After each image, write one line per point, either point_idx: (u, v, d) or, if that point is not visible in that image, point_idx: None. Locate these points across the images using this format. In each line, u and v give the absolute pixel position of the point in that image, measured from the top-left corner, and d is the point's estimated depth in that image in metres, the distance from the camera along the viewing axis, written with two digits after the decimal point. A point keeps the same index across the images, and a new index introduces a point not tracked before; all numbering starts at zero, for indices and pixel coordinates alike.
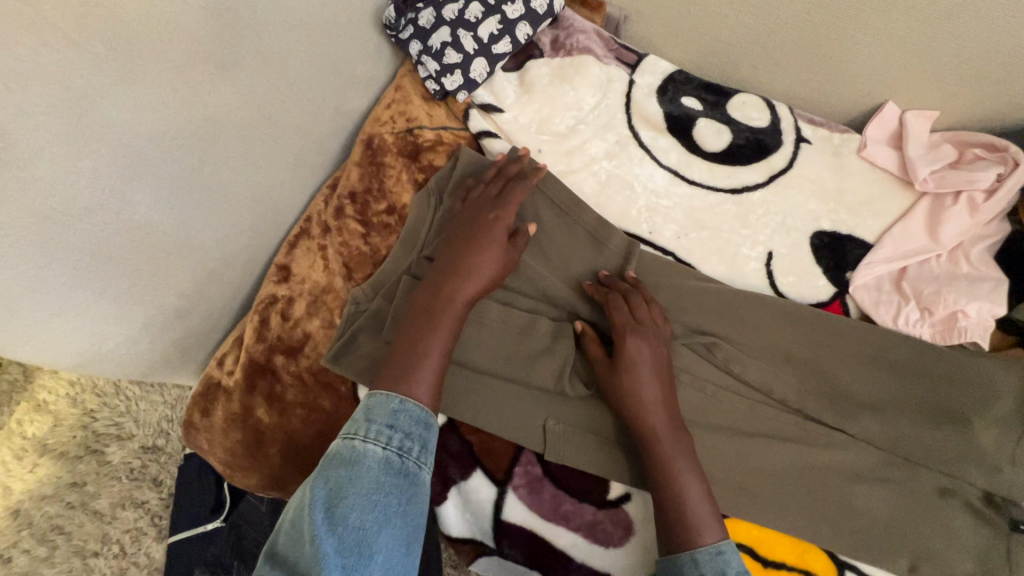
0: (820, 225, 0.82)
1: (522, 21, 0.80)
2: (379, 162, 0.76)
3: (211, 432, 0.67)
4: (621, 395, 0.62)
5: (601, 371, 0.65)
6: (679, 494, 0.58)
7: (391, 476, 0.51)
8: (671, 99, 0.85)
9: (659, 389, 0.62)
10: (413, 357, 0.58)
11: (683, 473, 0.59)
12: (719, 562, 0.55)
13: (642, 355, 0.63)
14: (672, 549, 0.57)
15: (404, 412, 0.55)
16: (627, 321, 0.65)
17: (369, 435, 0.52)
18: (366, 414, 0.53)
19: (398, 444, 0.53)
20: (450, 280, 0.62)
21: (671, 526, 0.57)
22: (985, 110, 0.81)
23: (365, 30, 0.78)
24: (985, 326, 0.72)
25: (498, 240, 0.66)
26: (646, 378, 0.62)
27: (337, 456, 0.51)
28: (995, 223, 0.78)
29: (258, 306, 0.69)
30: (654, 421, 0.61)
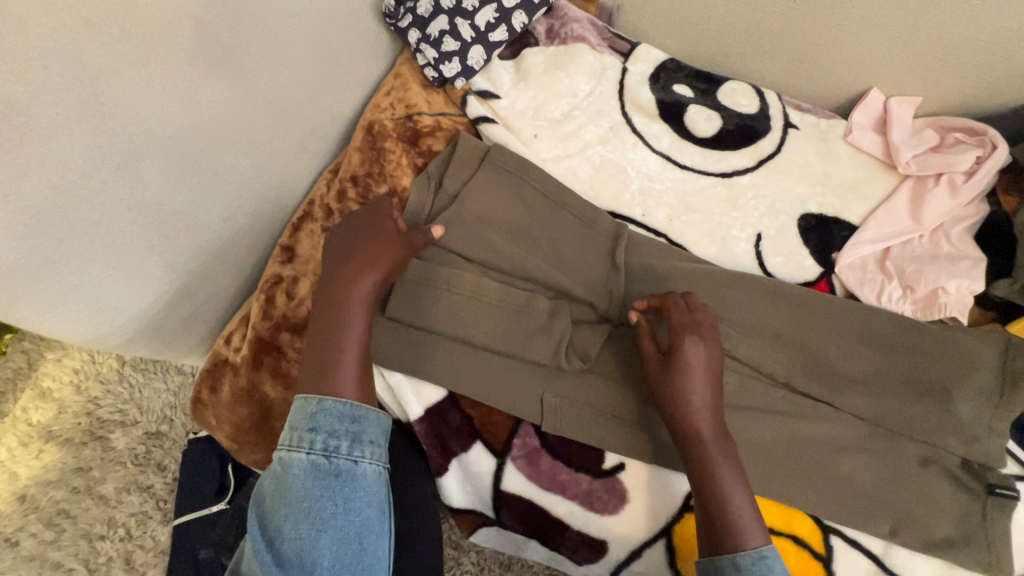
0: (807, 208, 0.85)
1: (518, 10, 0.82)
2: (380, 147, 0.78)
3: (219, 407, 0.69)
4: (672, 393, 0.62)
5: (653, 366, 0.65)
6: (724, 498, 0.58)
7: (320, 479, 0.51)
8: (663, 86, 0.88)
9: (709, 393, 0.62)
10: (328, 359, 0.57)
11: (727, 478, 0.59)
12: (762, 568, 0.54)
13: (697, 357, 0.63)
14: (715, 552, 0.56)
15: (325, 412, 0.54)
16: (687, 323, 0.65)
17: (293, 445, 0.53)
18: (287, 424, 0.54)
19: (323, 445, 0.53)
20: (342, 279, 0.62)
21: (714, 528, 0.57)
22: (965, 96, 0.84)
23: (365, 19, 0.80)
24: (965, 303, 0.74)
25: (385, 235, 0.65)
26: (696, 379, 0.62)
27: (270, 472, 0.53)
28: (974, 204, 0.81)
29: (263, 286, 0.71)
30: (702, 423, 0.61)
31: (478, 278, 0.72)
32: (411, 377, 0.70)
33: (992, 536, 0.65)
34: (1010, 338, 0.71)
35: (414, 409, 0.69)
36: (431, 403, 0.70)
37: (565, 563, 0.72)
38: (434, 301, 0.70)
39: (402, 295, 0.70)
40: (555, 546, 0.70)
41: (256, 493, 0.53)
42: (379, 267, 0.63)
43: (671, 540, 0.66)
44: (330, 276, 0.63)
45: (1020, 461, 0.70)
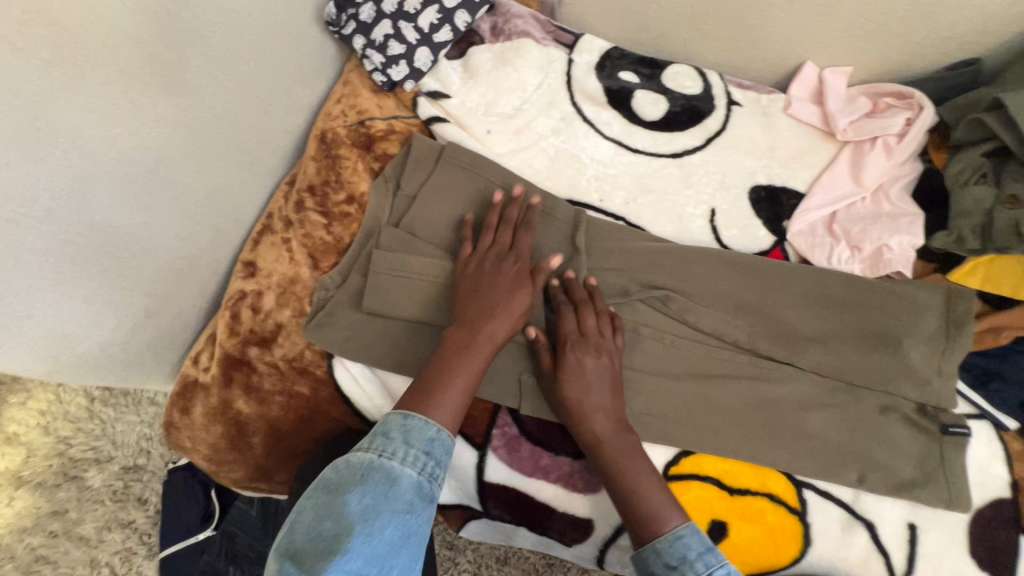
0: (756, 180, 0.88)
1: (459, 9, 0.83)
2: (335, 155, 0.79)
3: (193, 429, 0.68)
4: (565, 401, 0.65)
5: (546, 376, 0.67)
6: (633, 493, 0.60)
7: (420, 501, 0.53)
8: (609, 74, 0.90)
9: (603, 397, 0.65)
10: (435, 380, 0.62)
11: (633, 472, 0.61)
12: (680, 548, 0.56)
13: (582, 363, 0.66)
14: (647, 541, 0.58)
15: (440, 441, 0.57)
16: (572, 333, 0.68)
17: (410, 459, 0.54)
18: (410, 438, 0.55)
19: (430, 471, 0.55)
20: (491, 306, 0.67)
21: (632, 521, 0.59)
22: (892, 62, 0.88)
23: (309, 29, 0.80)
24: (908, 258, 0.79)
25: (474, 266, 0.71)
26: (587, 385, 0.65)
27: (381, 472, 0.53)
28: (910, 163, 0.85)
29: (227, 302, 0.70)
30: (598, 426, 0.63)
31: (448, 263, 0.72)
32: (379, 371, 0.68)
33: (951, 472, 0.69)
34: (951, 285, 0.75)
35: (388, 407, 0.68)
36: None
37: (555, 546, 0.73)
38: (408, 293, 0.70)
39: (370, 293, 0.69)
40: (543, 529, 0.71)
41: (343, 481, 0.52)
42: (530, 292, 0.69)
43: None
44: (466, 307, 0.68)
45: (971, 400, 0.74)
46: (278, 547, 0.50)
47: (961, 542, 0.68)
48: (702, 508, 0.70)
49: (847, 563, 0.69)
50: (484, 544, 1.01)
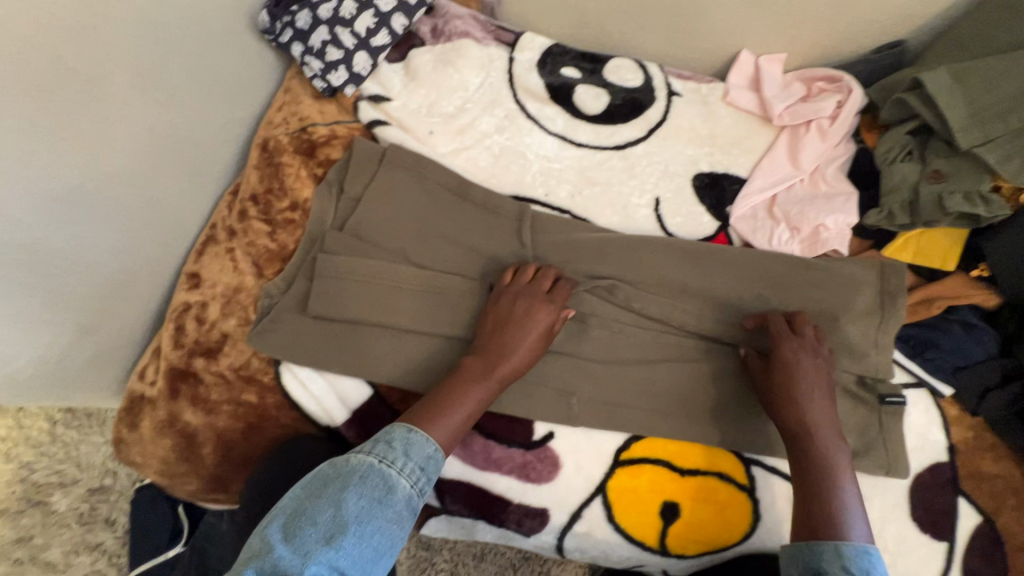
0: (699, 168, 0.90)
1: (396, 13, 0.83)
2: (277, 162, 0.79)
3: (142, 444, 0.68)
4: (778, 400, 0.67)
5: (760, 375, 0.70)
6: (823, 503, 0.60)
7: (408, 513, 0.54)
8: (551, 71, 0.92)
9: (818, 388, 0.66)
10: (447, 406, 0.62)
11: (829, 478, 0.62)
12: (867, 561, 0.55)
13: (799, 357, 0.68)
14: (810, 540, 0.58)
15: (434, 460, 0.58)
16: (784, 333, 0.71)
17: (405, 471, 0.55)
18: (408, 450, 0.56)
19: (421, 486, 0.56)
20: (507, 340, 0.67)
21: (810, 521, 0.59)
22: (822, 47, 0.91)
23: (244, 38, 0.80)
24: (843, 236, 0.81)
25: (516, 303, 0.69)
26: (802, 377, 0.67)
27: (378, 479, 0.53)
28: (844, 144, 0.88)
29: (172, 315, 0.70)
30: (808, 415, 0.65)
31: (392, 264, 0.72)
32: (327, 374, 0.69)
33: (888, 440, 0.72)
34: (883, 261, 0.78)
35: (340, 413, 0.69)
36: (358, 402, 0.69)
37: (516, 538, 0.74)
38: (352, 296, 0.70)
39: (316, 297, 0.69)
40: (501, 522, 0.72)
41: (342, 481, 0.53)
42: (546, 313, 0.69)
43: (607, 496, 0.71)
44: (479, 340, 0.68)
45: (906, 370, 0.77)
46: (267, 527, 0.51)
47: (902, 506, 0.71)
48: (654, 490, 0.71)
49: None
50: (459, 543, 1.01)
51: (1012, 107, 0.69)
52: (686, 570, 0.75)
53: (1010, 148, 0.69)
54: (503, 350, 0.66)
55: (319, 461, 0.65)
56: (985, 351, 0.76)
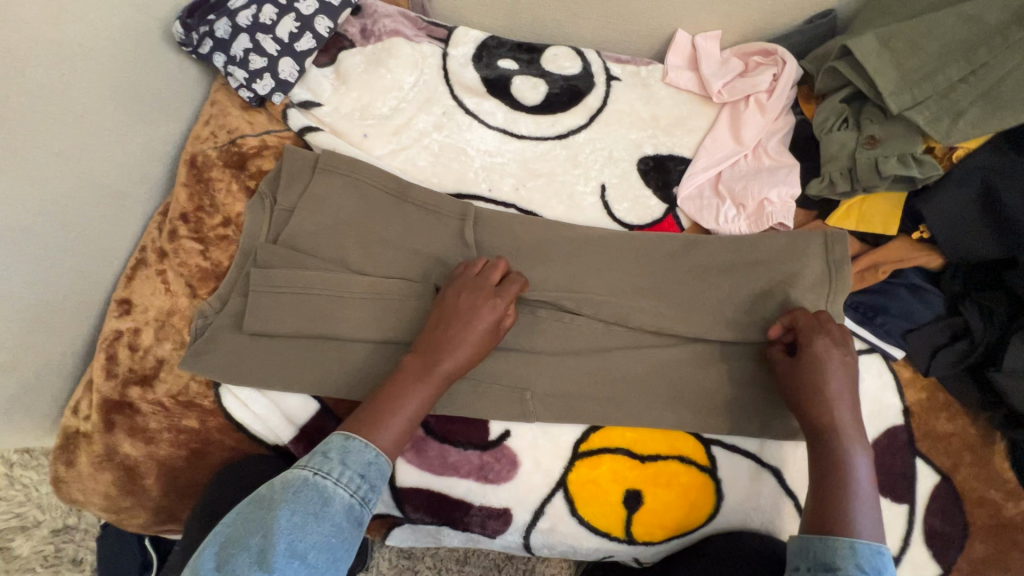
0: (643, 151, 0.89)
1: (318, 15, 0.82)
2: (207, 178, 0.76)
3: (81, 481, 0.65)
4: (806, 395, 0.65)
5: (785, 368, 0.68)
6: (846, 503, 0.58)
7: (348, 522, 0.53)
8: (487, 64, 0.90)
9: (846, 390, 0.64)
10: (385, 412, 0.59)
11: (853, 475, 0.60)
12: (879, 561, 0.54)
13: (831, 353, 0.66)
14: (825, 535, 0.56)
15: (376, 466, 0.56)
16: (814, 326, 0.68)
17: (342, 480, 0.54)
18: (342, 459, 0.55)
19: (363, 494, 0.54)
20: (446, 339, 0.64)
21: (824, 516, 0.58)
22: (755, 22, 0.90)
23: (160, 52, 0.77)
24: (789, 208, 0.80)
25: (461, 301, 0.66)
26: (833, 375, 0.64)
27: (311, 491, 0.52)
28: (784, 117, 0.87)
29: (102, 344, 0.67)
30: (836, 414, 0.63)
31: (328, 273, 0.70)
32: (271, 394, 0.68)
33: None
34: (828, 231, 0.77)
35: (287, 430, 0.68)
36: (305, 418, 0.68)
37: (483, 540, 0.72)
38: (289, 308, 0.68)
39: (252, 314, 0.67)
40: (464, 526, 0.70)
41: (272, 498, 0.52)
42: (492, 313, 0.66)
43: (568, 490, 0.71)
44: (422, 342, 0.65)
45: (860, 337, 0.77)
46: (204, 554, 0.50)
47: None
48: (616, 480, 0.71)
49: (761, 510, 0.71)
50: (440, 548, 0.99)
51: (934, 67, 0.70)
52: (657, 557, 0.74)
53: (936, 108, 0.69)
54: (444, 349, 0.64)
55: (266, 481, 0.63)
56: (932, 311, 0.76)
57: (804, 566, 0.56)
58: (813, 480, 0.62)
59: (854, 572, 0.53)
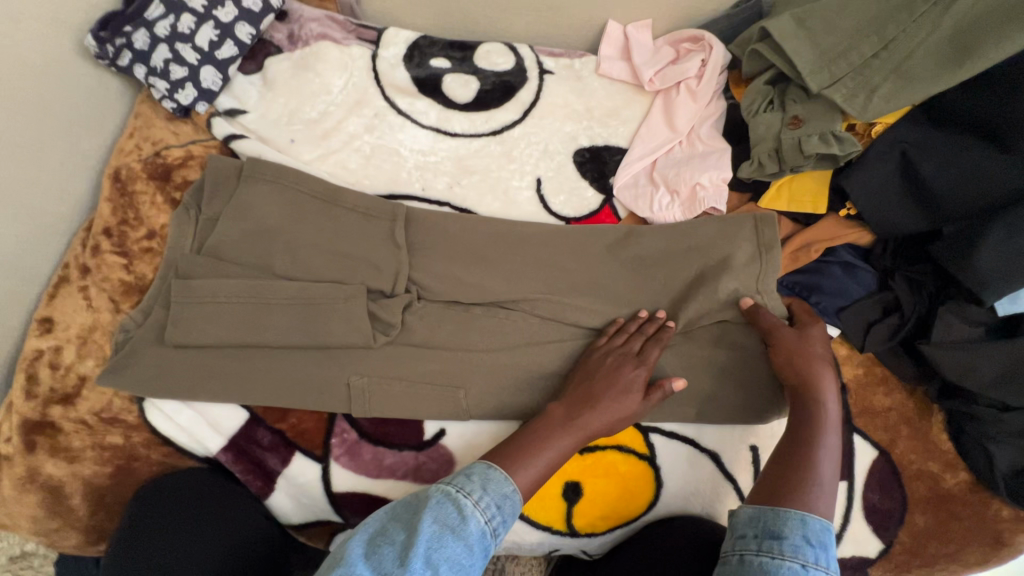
0: (579, 143, 0.89)
1: (239, 22, 0.81)
2: (131, 192, 0.75)
3: (4, 505, 0.64)
4: (798, 367, 0.66)
5: (782, 335, 0.69)
6: (812, 470, 0.59)
7: (478, 549, 0.53)
8: (418, 63, 0.90)
9: (832, 379, 0.65)
10: (529, 455, 0.61)
11: (825, 448, 0.61)
12: (818, 534, 0.54)
13: (825, 341, 0.69)
14: (774, 506, 0.57)
15: (511, 500, 0.57)
16: (807, 318, 0.72)
17: (478, 504, 0.55)
18: (485, 482, 0.57)
19: (494, 525, 0.55)
20: (632, 386, 0.67)
21: (777, 490, 0.58)
22: (682, 10, 0.91)
23: (75, 66, 0.76)
24: (721, 192, 0.80)
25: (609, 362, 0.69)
26: (823, 356, 0.67)
27: (453, 507, 0.54)
28: (715, 102, 0.88)
29: (22, 364, 0.66)
30: (824, 392, 0.64)
31: (254, 280, 0.69)
32: (199, 407, 0.67)
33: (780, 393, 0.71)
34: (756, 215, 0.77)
35: (216, 440, 0.67)
36: (235, 428, 0.68)
37: None
38: (213, 318, 0.67)
39: (174, 325, 0.66)
40: None
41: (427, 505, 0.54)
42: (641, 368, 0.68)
43: None
44: (574, 388, 0.68)
45: None
46: (352, 540, 0.53)
47: None
48: (555, 473, 0.70)
49: (702, 495, 0.71)
50: None
51: (848, 45, 0.71)
52: (605, 548, 0.74)
53: (852, 85, 0.70)
54: (602, 399, 0.65)
55: (197, 492, 0.64)
56: (864, 288, 0.77)
57: (750, 534, 0.56)
58: (784, 446, 0.62)
59: (800, 543, 0.54)
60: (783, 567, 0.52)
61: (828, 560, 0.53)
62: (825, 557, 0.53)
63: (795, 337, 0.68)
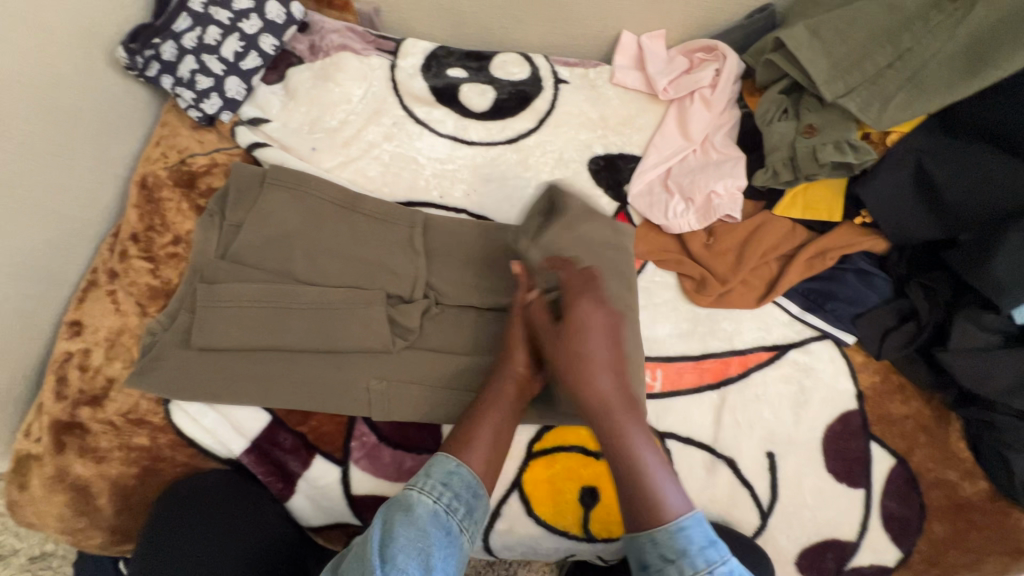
0: (594, 151, 0.90)
1: (263, 33, 0.83)
2: (157, 198, 0.77)
3: (34, 504, 0.65)
4: (564, 366, 0.63)
5: (547, 333, 0.66)
6: (632, 463, 0.58)
7: (436, 529, 0.55)
8: (436, 73, 0.92)
9: (609, 373, 0.63)
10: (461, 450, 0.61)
11: (632, 443, 0.59)
12: (682, 541, 0.54)
13: (595, 315, 0.65)
14: (632, 532, 0.56)
15: (460, 476, 0.59)
16: (580, 287, 0.67)
17: (424, 489, 0.58)
18: (426, 469, 0.59)
19: (448, 502, 0.57)
20: (613, 368, 0.64)
21: (635, 507, 0.56)
22: (696, 20, 0.92)
23: (105, 77, 0.79)
24: (734, 200, 0.81)
25: (538, 324, 0.67)
26: (594, 335, 0.64)
27: (399, 500, 0.57)
28: (728, 110, 0.89)
29: (52, 366, 0.68)
30: (602, 391, 0.62)
31: (276, 285, 0.71)
32: (223, 410, 0.68)
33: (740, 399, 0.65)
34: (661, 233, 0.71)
35: (239, 443, 0.68)
36: (257, 431, 0.69)
37: None
38: (236, 322, 0.68)
39: (199, 330, 0.67)
40: None
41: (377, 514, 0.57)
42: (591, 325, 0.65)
43: (524, 491, 0.71)
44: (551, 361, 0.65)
45: (811, 325, 0.79)
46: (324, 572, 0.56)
47: (816, 459, 0.72)
48: (572, 478, 0.71)
49: (716, 501, 0.70)
50: None
51: (863, 55, 0.71)
52: (620, 554, 0.74)
53: (867, 94, 0.71)
54: (581, 383, 0.62)
55: (221, 494, 0.65)
56: (880, 296, 0.78)
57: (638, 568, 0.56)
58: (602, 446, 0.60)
59: (662, 565, 0.54)
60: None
61: (701, 558, 0.53)
62: (693, 561, 0.53)
63: (553, 334, 0.65)
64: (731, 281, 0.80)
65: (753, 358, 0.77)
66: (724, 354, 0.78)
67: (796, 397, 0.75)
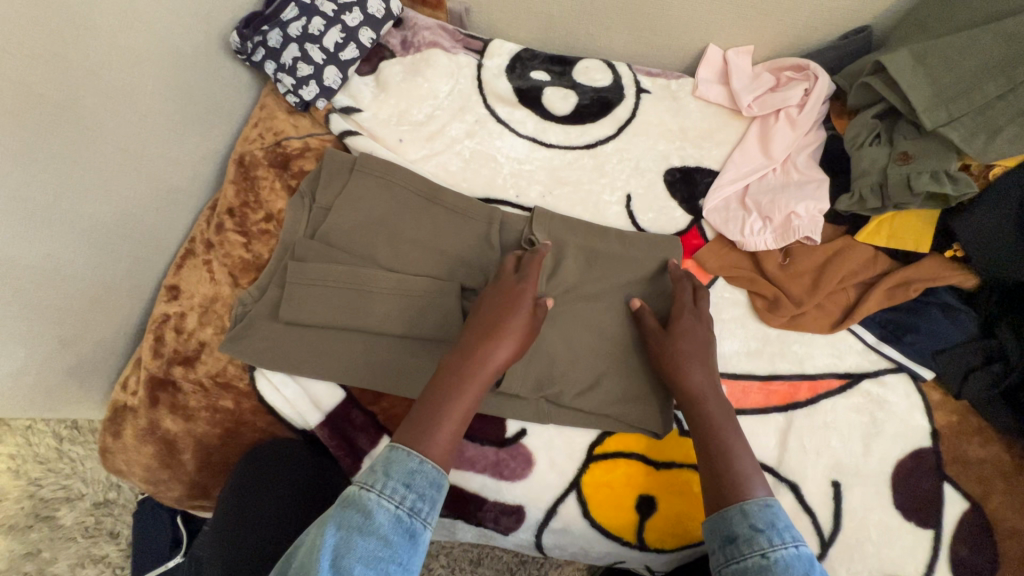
0: (671, 163, 0.90)
1: (363, 27, 0.87)
2: (253, 176, 0.82)
3: (125, 452, 0.70)
4: (668, 365, 0.68)
5: (655, 339, 0.71)
6: (730, 455, 0.62)
7: (399, 536, 0.50)
8: (520, 75, 0.93)
9: (704, 375, 0.68)
10: (434, 417, 0.58)
11: (729, 438, 0.64)
12: (769, 515, 0.55)
13: (695, 328, 0.71)
14: (721, 509, 0.58)
15: (422, 472, 0.54)
16: (687, 303, 0.73)
17: (384, 492, 0.51)
18: (385, 469, 0.53)
19: (411, 504, 0.52)
20: (704, 361, 0.69)
21: (721, 487, 0.59)
22: (787, 38, 0.91)
23: (217, 59, 0.84)
24: (816, 222, 0.79)
25: (647, 326, 0.72)
26: (695, 344, 0.70)
27: (353, 505, 0.50)
28: (814, 132, 0.87)
29: (152, 325, 0.73)
30: (697, 391, 0.67)
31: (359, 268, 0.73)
32: (301, 383, 0.71)
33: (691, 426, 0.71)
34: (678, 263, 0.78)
35: (315, 415, 0.71)
36: (331, 405, 0.72)
37: (495, 537, 0.73)
38: (322, 299, 0.71)
39: (289, 304, 0.71)
40: (478, 521, 0.72)
41: (324, 518, 0.50)
42: (695, 326, 0.71)
43: (582, 491, 0.71)
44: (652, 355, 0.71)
45: (888, 356, 0.77)
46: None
47: (884, 494, 0.70)
48: (630, 484, 0.72)
49: None
50: (455, 546, 0.94)
51: (970, 84, 0.69)
52: (669, 566, 0.74)
53: (972, 125, 0.68)
54: (678, 373, 0.68)
55: (296, 462, 0.68)
56: (964, 332, 0.76)
57: (716, 546, 0.56)
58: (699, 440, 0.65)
59: (751, 535, 0.54)
60: (748, 564, 0.52)
61: (788, 533, 0.54)
62: (780, 535, 0.53)
63: (660, 338, 0.71)
64: (806, 304, 0.79)
65: (824, 385, 0.76)
66: (793, 376, 0.77)
67: (866, 428, 0.73)
